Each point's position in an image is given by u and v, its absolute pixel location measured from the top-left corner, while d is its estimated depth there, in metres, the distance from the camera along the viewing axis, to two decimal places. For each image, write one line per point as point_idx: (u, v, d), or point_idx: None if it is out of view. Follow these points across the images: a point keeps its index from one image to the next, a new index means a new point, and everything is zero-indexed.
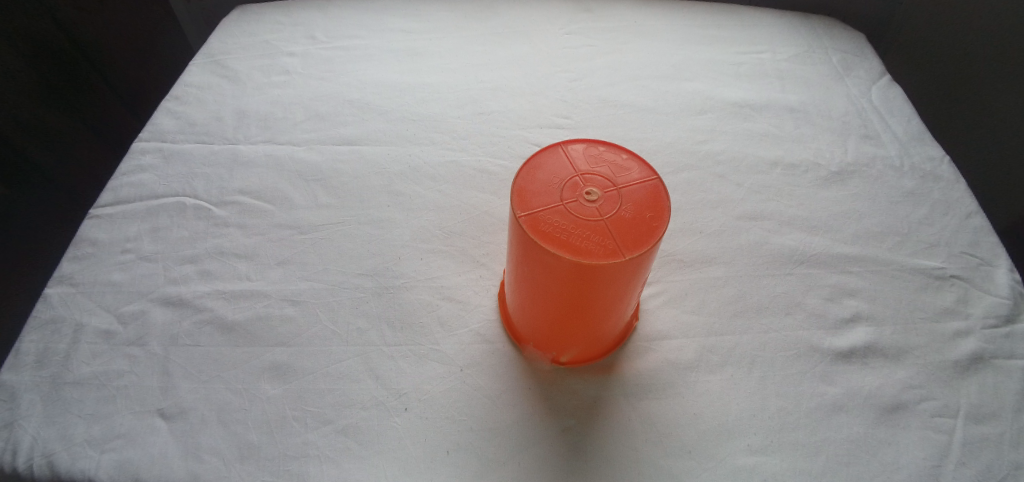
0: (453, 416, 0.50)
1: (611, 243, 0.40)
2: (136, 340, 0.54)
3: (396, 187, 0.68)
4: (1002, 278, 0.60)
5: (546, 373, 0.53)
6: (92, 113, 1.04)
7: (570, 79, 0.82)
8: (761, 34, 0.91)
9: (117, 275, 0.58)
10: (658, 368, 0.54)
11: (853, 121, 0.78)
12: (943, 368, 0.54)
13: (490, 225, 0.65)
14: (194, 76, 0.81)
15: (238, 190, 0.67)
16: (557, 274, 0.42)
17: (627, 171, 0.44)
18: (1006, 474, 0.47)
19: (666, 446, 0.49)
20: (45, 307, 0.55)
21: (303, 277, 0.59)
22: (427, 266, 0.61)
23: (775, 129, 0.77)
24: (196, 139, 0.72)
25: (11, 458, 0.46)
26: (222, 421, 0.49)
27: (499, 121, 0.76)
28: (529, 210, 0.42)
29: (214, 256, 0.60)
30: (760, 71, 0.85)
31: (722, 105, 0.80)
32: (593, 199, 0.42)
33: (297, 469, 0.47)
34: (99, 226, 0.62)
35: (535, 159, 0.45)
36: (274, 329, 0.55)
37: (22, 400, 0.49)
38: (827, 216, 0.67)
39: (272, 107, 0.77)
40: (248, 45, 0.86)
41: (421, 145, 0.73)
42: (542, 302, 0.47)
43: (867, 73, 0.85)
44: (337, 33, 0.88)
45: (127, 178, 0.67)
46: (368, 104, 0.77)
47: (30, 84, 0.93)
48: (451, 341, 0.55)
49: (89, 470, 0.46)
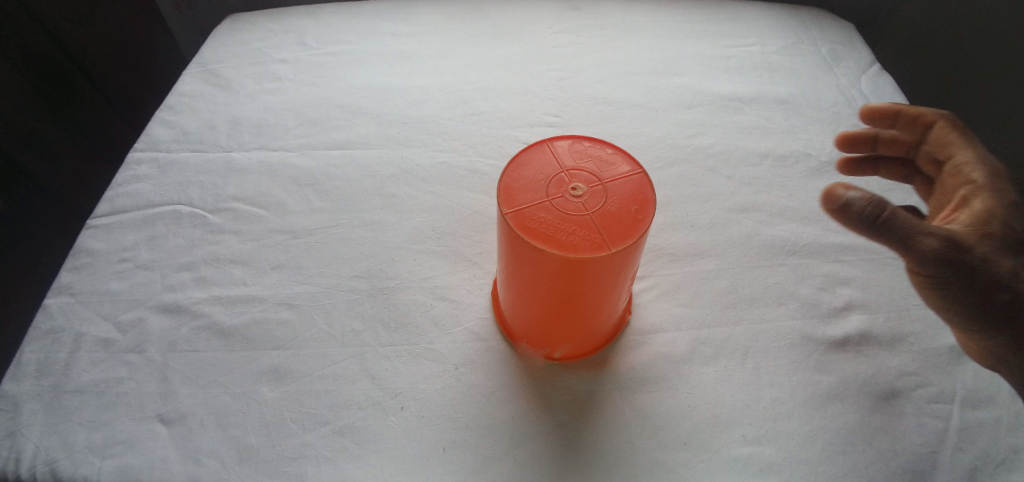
0: (449, 414, 0.51)
1: (598, 237, 0.41)
2: (135, 347, 0.54)
3: (388, 190, 0.69)
4: None
5: (540, 370, 0.54)
6: (89, 125, 1.04)
7: (560, 78, 0.83)
8: (749, 26, 0.91)
9: (115, 283, 0.59)
10: (652, 362, 0.54)
11: (843, 111, 0.78)
12: (938, 354, 0.54)
13: (483, 224, 0.66)
14: (186, 86, 0.81)
15: (233, 197, 0.67)
16: (545, 269, 0.43)
17: (612, 165, 0.45)
18: (1003, 458, 0.47)
19: (662, 439, 0.49)
20: (45, 318, 0.56)
21: (299, 280, 0.60)
22: (420, 267, 0.61)
23: (765, 122, 0.77)
24: (191, 148, 0.73)
25: (14, 466, 0.47)
26: (221, 425, 0.49)
27: (490, 121, 0.77)
28: (516, 206, 0.43)
29: (210, 263, 0.61)
30: (748, 64, 0.85)
31: (712, 98, 0.80)
32: (579, 194, 0.43)
33: (296, 471, 0.47)
34: (97, 236, 0.63)
35: (521, 156, 0.46)
36: (271, 333, 0.55)
37: (24, 410, 0.50)
38: (818, 205, 0.67)
39: (264, 114, 0.77)
40: (240, 52, 0.87)
41: (413, 147, 0.74)
42: (534, 298, 0.48)
43: (857, 62, 0.85)
44: (327, 39, 0.89)
45: (123, 188, 0.68)
46: (359, 108, 0.78)
47: (29, 98, 0.93)
48: (446, 340, 0.56)
49: (91, 476, 0.47)
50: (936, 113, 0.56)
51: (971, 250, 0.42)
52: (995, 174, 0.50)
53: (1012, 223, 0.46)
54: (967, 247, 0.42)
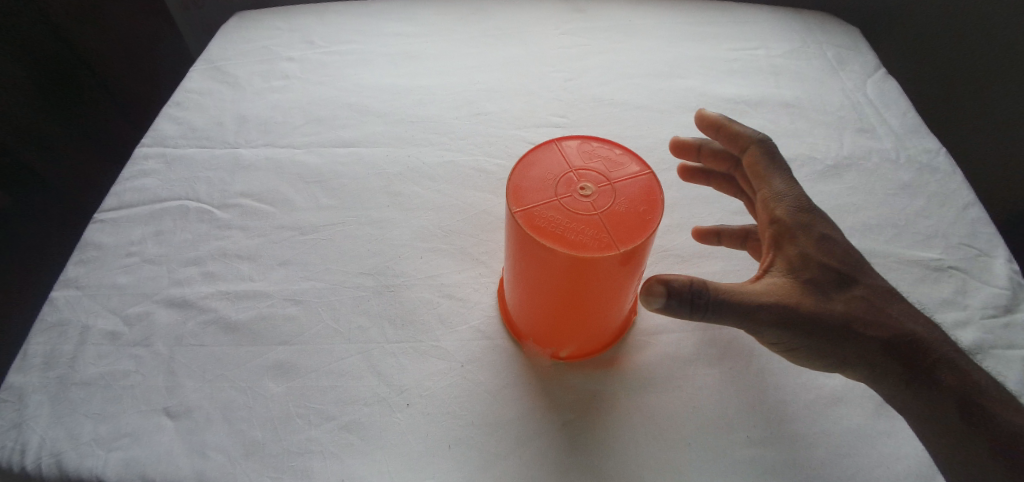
0: (455, 411, 0.51)
1: (606, 236, 0.41)
2: (141, 341, 0.54)
3: (395, 188, 0.69)
4: (999, 268, 0.60)
5: (546, 369, 0.54)
6: (94, 123, 1.03)
7: (566, 79, 0.83)
8: (755, 30, 0.91)
9: (122, 277, 0.59)
10: (657, 362, 0.54)
11: (849, 115, 0.78)
12: None
13: (489, 223, 0.66)
14: (194, 82, 0.82)
15: (240, 193, 0.68)
16: (553, 268, 0.43)
17: (621, 165, 0.45)
18: None
19: (666, 440, 0.50)
20: (52, 310, 0.56)
21: (305, 277, 0.60)
22: (426, 265, 0.61)
23: (771, 125, 0.77)
24: (198, 144, 0.73)
25: (20, 457, 0.47)
26: (227, 419, 0.50)
27: (496, 121, 0.77)
28: (524, 205, 0.43)
29: (217, 258, 0.61)
30: (754, 67, 0.85)
31: (718, 101, 0.80)
32: (587, 193, 0.43)
33: (301, 465, 0.47)
34: (104, 230, 0.63)
35: (529, 155, 0.46)
36: (277, 328, 0.56)
37: (31, 402, 0.50)
38: (823, 208, 0.67)
39: (271, 111, 0.78)
40: (247, 50, 0.87)
41: (419, 146, 0.74)
42: (540, 297, 0.48)
43: (862, 67, 0.85)
44: (335, 38, 0.89)
45: (131, 183, 0.68)
46: (366, 107, 0.78)
47: (30, 93, 0.92)
48: (452, 338, 0.56)
49: (97, 468, 0.47)
50: (752, 138, 0.54)
51: (795, 311, 0.44)
52: (800, 205, 0.50)
53: (823, 258, 0.47)
54: (789, 310, 0.44)
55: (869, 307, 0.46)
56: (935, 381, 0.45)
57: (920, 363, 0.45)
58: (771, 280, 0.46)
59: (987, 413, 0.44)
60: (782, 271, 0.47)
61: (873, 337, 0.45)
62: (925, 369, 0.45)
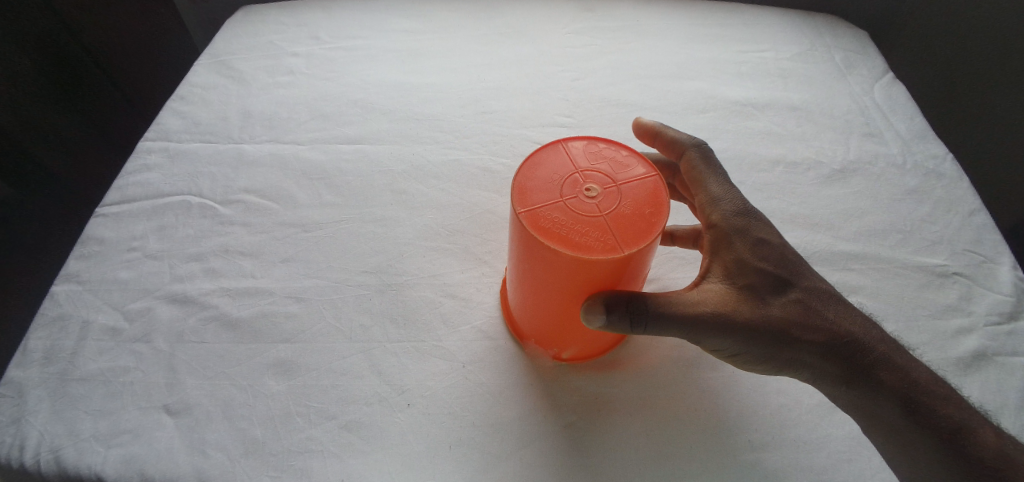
0: (456, 412, 0.50)
1: (611, 238, 0.41)
2: (142, 337, 0.54)
3: (399, 186, 0.69)
4: (1005, 275, 0.60)
5: (548, 370, 0.54)
6: (98, 114, 1.02)
7: (573, 79, 0.83)
8: (764, 32, 0.91)
9: (124, 272, 0.59)
10: (659, 364, 0.54)
11: (856, 119, 0.77)
12: (946, 365, 0.54)
13: (492, 223, 0.66)
14: (199, 76, 0.81)
15: (243, 189, 0.67)
16: (558, 270, 0.43)
17: (627, 167, 0.45)
18: None
19: (667, 442, 0.49)
20: (53, 305, 0.56)
21: (308, 274, 0.59)
22: (430, 264, 0.61)
23: (777, 128, 0.77)
24: (202, 139, 0.73)
25: (18, 453, 0.47)
26: (227, 417, 0.49)
27: (502, 120, 0.77)
28: (529, 206, 0.42)
29: (219, 254, 0.61)
30: (762, 69, 0.85)
31: (725, 104, 0.80)
32: (593, 195, 0.43)
33: (301, 465, 0.47)
34: (106, 225, 0.63)
35: (535, 156, 0.45)
36: (279, 326, 0.55)
37: (31, 397, 0.50)
38: (829, 213, 0.67)
39: (276, 107, 0.77)
40: (252, 45, 0.87)
41: (424, 144, 0.74)
42: (544, 299, 0.48)
43: (870, 71, 0.85)
44: (341, 33, 0.88)
45: (133, 177, 0.68)
46: (371, 104, 0.78)
47: (36, 84, 0.91)
48: (454, 338, 0.55)
49: (97, 465, 0.47)
50: (685, 144, 0.54)
51: (729, 320, 0.45)
52: (736, 208, 0.49)
53: (758, 263, 0.47)
54: (724, 320, 0.45)
55: (805, 310, 0.46)
56: (875, 380, 0.45)
57: (860, 363, 0.45)
58: (708, 287, 0.47)
59: (928, 408, 0.44)
60: (719, 278, 0.47)
61: (811, 340, 0.45)
62: (867, 370, 0.45)
